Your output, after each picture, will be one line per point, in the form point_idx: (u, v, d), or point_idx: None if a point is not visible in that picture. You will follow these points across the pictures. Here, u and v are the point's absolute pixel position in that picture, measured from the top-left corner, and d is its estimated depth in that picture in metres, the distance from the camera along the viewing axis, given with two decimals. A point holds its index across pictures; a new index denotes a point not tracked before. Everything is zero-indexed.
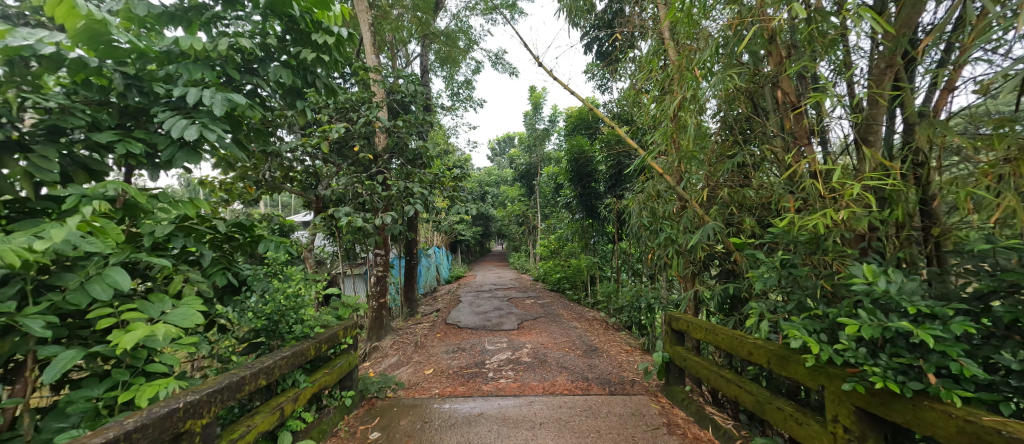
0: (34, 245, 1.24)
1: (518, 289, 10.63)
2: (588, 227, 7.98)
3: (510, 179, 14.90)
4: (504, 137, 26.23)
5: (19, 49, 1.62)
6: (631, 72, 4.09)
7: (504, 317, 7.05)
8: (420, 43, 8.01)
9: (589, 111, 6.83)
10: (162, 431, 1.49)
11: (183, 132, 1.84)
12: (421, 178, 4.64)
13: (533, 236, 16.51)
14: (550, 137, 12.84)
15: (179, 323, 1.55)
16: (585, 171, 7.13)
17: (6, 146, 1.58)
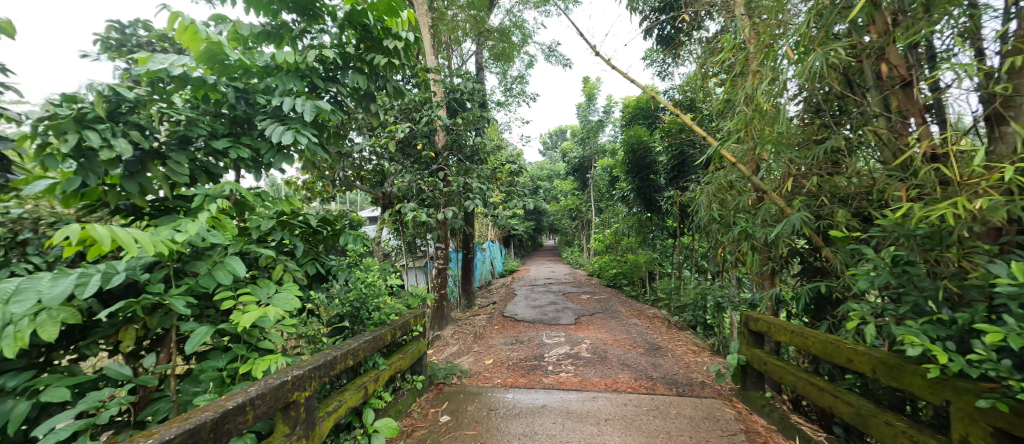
0: (176, 237, 1.47)
1: (572, 284, 10.50)
2: (647, 222, 7.63)
3: (564, 172, 14.69)
4: (555, 131, 25.69)
5: (158, 70, 1.92)
6: (696, 55, 3.80)
7: (561, 311, 7.03)
8: (475, 41, 8.13)
9: (647, 100, 6.48)
10: (277, 399, 1.70)
11: (281, 137, 2.07)
12: (479, 174, 4.75)
13: (587, 231, 16.13)
14: (605, 128, 12.41)
15: (284, 306, 1.76)
16: (644, 163, 6.81)
17: (150, 155, 1.88)
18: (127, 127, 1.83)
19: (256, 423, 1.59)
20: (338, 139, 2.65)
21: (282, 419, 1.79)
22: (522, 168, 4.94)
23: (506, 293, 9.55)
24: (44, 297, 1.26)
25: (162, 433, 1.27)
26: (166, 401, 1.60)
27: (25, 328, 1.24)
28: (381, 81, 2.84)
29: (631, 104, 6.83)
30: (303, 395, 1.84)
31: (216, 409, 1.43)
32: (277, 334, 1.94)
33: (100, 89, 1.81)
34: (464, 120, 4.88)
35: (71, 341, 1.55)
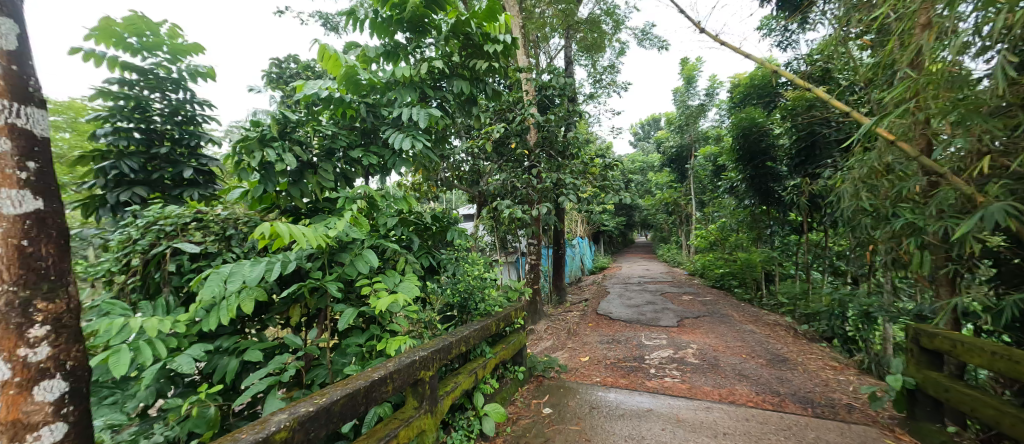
0: (329, 232, 1.76)
1: (671, 283, 9.78)
2: (762, 215, 6.80)
3: (660, 163, 13.70)
4: (648, 120, 23.95)
5: (312, 94, 2.30)
6: (830, 18, 3.21)
7: (660, 312, 6.59)
8: (563, 34, 7.99)
9: (764, 75, 5.65)
10: (410, 376, 1.91)
11: (401, 143, 2.32)
12: (571, 169, 4.70)
13: (687, 226, 14.86)
14: (706, 113, 11.15)
15: (409, 293, 1.98)
16: (758, 148, 5.97)
17: (306, 165, 2.28)
18: (291, 143, 2.23)
19: (393, 394, 1.81)
20: (445, 142, 2.88)
21: (411, 395, 2.00)
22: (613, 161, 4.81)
23: (598, 290, 9.26)
24: (245, 280, 1.63)
25: (328, 395, 1.51)
26: (322, 368, 1.95)
27: (232, 302, 1.68)
28: (480, 85, 2.99)
29: (743, 83, 6.04)
30: (428, 374, 2.04)
31: (366, 378, 1.66)
32: (403, 318, 2.20)
33: (273, 114, 2.23)
34: (556, 116, 4.86)
35: (260, 315, 1.99)
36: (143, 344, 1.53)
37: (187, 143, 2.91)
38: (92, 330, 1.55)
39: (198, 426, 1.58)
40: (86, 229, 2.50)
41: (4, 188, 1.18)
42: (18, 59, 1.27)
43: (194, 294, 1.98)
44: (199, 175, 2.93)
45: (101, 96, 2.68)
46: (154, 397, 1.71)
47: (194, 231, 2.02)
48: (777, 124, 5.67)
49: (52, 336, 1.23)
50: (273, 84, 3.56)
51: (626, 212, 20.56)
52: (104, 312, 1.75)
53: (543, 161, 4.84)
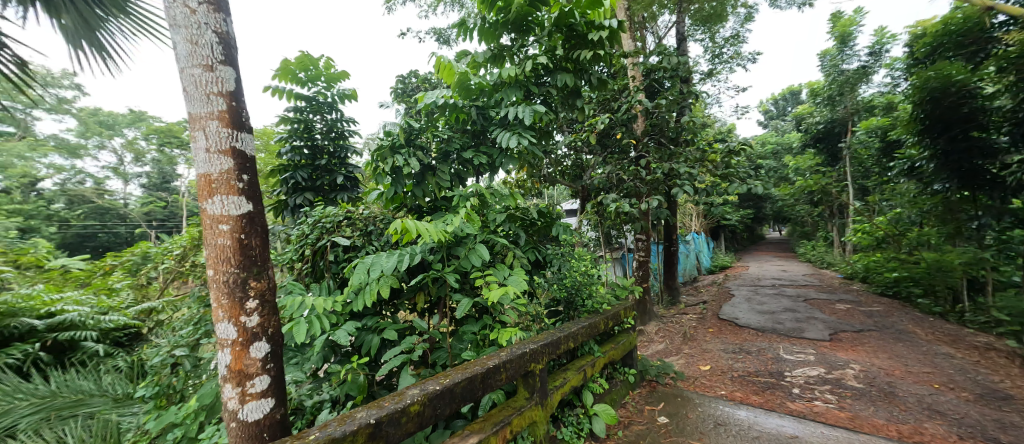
0: (448, 228, 1.95)
1: (817, 287, 8.37)
2: (964, 203, 5.22)
3: (799, 144, 11.76)
4: (782, 94, 20.64)
5: (431, 104, 2.52)
6: None
7: (804, 321, 5.70)
8: (675, 9, 7.36)
9: (967, 18, 4.58)
10: (522, 367, 1.98)
11: (509, 141, 2.43)
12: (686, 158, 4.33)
13: (836, 218, 12.52)
14: (873, 77, 9.02)
15: (519, 285, 2.08)
16: (958, 115, 4.82)
17: (427, 168, 2.53)
18: (415, 148, 2.50)
19: (507, 383, 1.91)
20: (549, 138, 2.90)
21: (523, 385, 2.08)
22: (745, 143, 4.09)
23: (719, 291, 8.43)
24: (383, 269, 1.90)
25: (451, 377, 1.66)
26: (444, 351, 2.18)
27: (373, 288, 1.97)
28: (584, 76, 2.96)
29: (932, 32, 4.97)
30: (538, 366, 2.10)
31: (483, 365, 1.79)
32: (513, 311, 2.31)
33: (401, 124, 2.52)
34: (667, 100, 4.55)
35: (394, 299, 2.31)
36: (313, 318, 1.92)
37: (339, 155, 3.49)
38: (282, 305, 1.99)
39: (352, 389, 1.93)
40: (274, 226, 3.21)
41: (230, 196, 1.62)
42: (236, 96, 1.70)
43: (346, 280, 2.39)
44: (346, 181, 3.52)
45: (282, 122, 3.35)
46: (321, 361, 2.13)
47: (345, 228, 2.43)
48: (988, 80, 4.51)
49: (259, 306, 1.65)
50: (400, 98, 4.04)
51: (752, 203, 18.17)
52: (287, 291, 2.23)
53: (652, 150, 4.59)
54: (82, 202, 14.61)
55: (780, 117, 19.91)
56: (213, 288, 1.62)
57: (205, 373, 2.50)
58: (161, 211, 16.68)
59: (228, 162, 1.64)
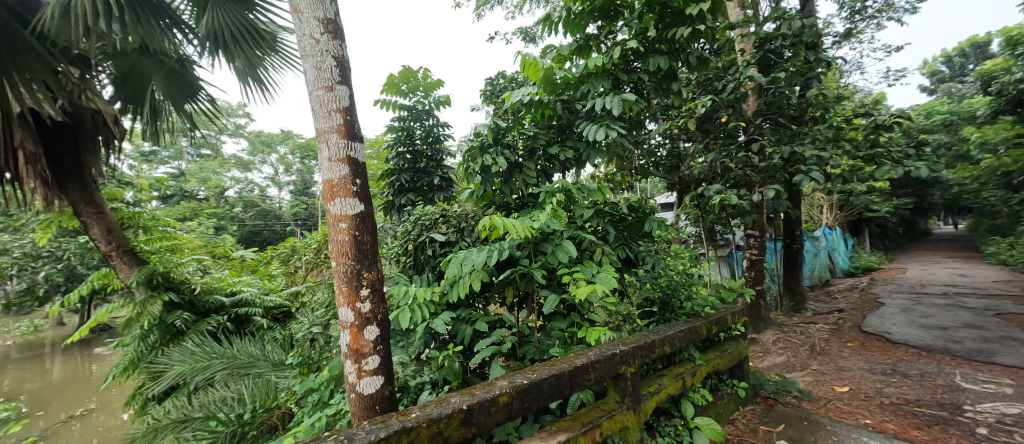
0: (534, 224, 1.99)
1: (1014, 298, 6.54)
2: None
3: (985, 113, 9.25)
4: None
5: (517, 102, 2.56)
6: None
7: (992, 344, 4.52)
8: None
9: None
10: (612, 369, 1.92)
11: (596, 134, 2.37)
12: (815, 138, 3.55)
13: None
14: None
15: (607, 283, 2.02)
16: None
17: (514, 165, 2.61)
18: (502, 147, 2.60)
19: (597, 383, 1.87)
20: (641, 127, 2.75)
21: (614, 387, 2.02)
22: (905, 114, 3.10)
23: (862, 300, 7.11)
24: (474, 264, 2.02)
25: (538, 373, 1.69)
26: (533, 346, 2.24)
27: (466, 281, 2.11)
28: (681, 56, 2.78)
29: None
30: (630, 369, 2.01)
31: (570, 363, 1.78)
32: (602, 309, 2.27)
33: (489, 124, 2.63)
34: (787, 74, 3.87)
35: (485, 292, 2.44)
36: (415, 307, 2.12)
37: (436, 158, 3.77)
38: (390, 294, 2.24)
39: (448, 375, 2.09)
40: (384, 224, 3.58)
41: (347, 197, 1.86)
42: (350, 110, 1.94)
43: (443, 273, 2.58)
44: (442, 181, 3.79)
45: (389, 131, 3.74)
46: (423, 346, 2.35)
47: (441, 225, 2.63)
48: None
49: (371, 293, 1.87)
50: (489, 99, 4.20)
51: (912, 190, 14.80)
52: (395, 282, 2.51)
53: (767, 132, 4.05)
54: (251, 205, 18.50)
55: (956, 76, 13.88)
56: (336, 277, 1.88)
57: (334, 349, 2.95)
58: (303, 211, 19.74)
59: (345, 169, 1.88)
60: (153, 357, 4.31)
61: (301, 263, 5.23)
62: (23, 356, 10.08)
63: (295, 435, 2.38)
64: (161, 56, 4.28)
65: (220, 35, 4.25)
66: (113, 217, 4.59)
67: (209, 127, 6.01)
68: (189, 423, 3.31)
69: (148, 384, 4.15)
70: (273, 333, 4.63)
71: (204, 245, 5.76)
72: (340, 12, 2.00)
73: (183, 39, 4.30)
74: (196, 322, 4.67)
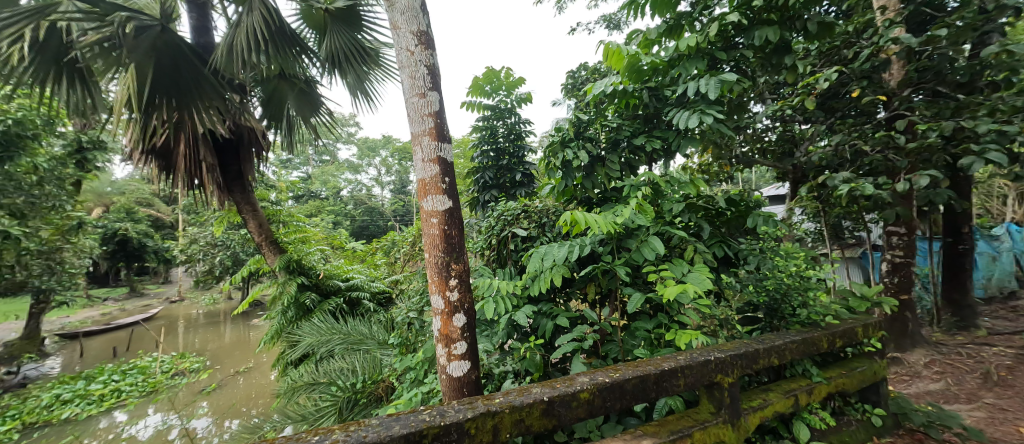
0: (617, 219, 1.94)
1: None
2: None
3: None
4: None
5: (599, 93, 2.48)
6: None
7: None
8: None
9: None
10: (704, 375, 1.72)
11: (688, 122, 2.20)
12: (993, 109, 2.76)
13: None
14: None
15: (699, 284, 1.89)
16: None
17: (597, 159, 2.56)
18: (584, 141, 2.56)
19: (688, 391, 1.72)
20: (743, 112, 2.48)
21: (707, 395, 1.79)
22: None
23: None
24: (555, 259, 2.03)
25: (622, 373, 1.64)
26: (616, 345, 2.19)
27: (547, 276, 2.14)
28: (797, 24, 2.45)
29: None
30: (728, 379, 1.77)
31: (657, 365, 1.69)
32: (693, 312, 2.13)
33: (570, 118, 2.62)
34: (949, 30, 3.08)
35: (566, 288, 2.45)
36: (498, 298, 2.21)
37: (518, 155, 3.86)
38: (476, 286, 2.37)
39: (530, 366, 2.16)
40: (469, 219, 3.75)
41: (437, 195, 2.00)
42: (440, 114, 2.08)
43: (525, 267, 2.65)
44: (524, 177, 3.87)
45: (475, 130, 3.88)
46: (506, 337, 2.44)
47: (523, 220, 2.70)
48: None
49: (459, 283, 2.00)
50: (570, 93, 4.17)
51: None
52: (480, 274, 2.64)
53: (916, 106, 3.23)
54: (360, 202, 20.77)
55: None
56: (428, 268, 2.03)
57: (427, 333, 3.21)
58: (401, 208, 21.50)
59: (435, 168, 2.02)
60: (290, 329, 5.08)
61: (401, 254, 5.74)
62: (206, 321, 12.80)
63: (397, 406, 2.61)
64: (294, 80, 5.16)
65: (336, 58, 4.90)
66: (264, 216, 5.44)
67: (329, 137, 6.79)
68: (315, 386, 3.87)
69: (288, 351, 4.96)
70: (378, 315, 5.16)
71: (326, 236, 6.59)
72: (430, 23, 2.14)
73: (308, 62, 4.96)
74: (320, 302, 5.42)
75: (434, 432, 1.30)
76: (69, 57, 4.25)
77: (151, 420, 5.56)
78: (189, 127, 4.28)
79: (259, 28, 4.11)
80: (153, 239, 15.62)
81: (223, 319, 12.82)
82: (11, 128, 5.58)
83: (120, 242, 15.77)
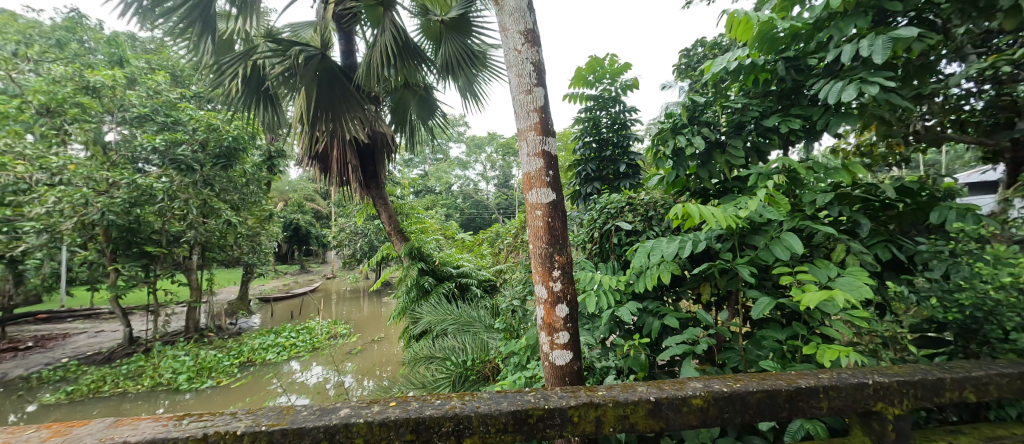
0: (740, 213, 1.70)
1: None
2: None
3: None
4: None
5: (719, 71, 2.18)
6: None
7: None
8: None
9: None
10: (856, 401, 1.37)
11: (839, 95, 1.80)
12: None
13: None
14: None
15: (850, 292, 1.55)
16: None
17: (716, 144, 2.29)
18: (700, 126, 2.31)
19: (832, 417, 1.39)
20: (927, 75, 1.94)
21: (862, 427, 1.42)
22: None
23: None
24: (663, 255, 1.87)
25: (744, 383, 1.40)
26: (736, 353, 1.94)
27: (654, 272, 1.99)
28: None
29: None
30: (895, 411, 1.36)
31: (789, 380, 1.40)
32: (842, 324, 1.76)
33: (683, 102, 2.39)
34: None
35: (675, 286, 2.26)
36: (600, 292, 2.14)
37: (621, 145, 3.68)
38: (577, 278, 2.32)
39: (634, 365, 2.05)
40: (571, 211, 3.70)
41: (541, 187, 2.00)
42: (544, 109, 2.06)
43: (629, 262, 2.51)
44: (629, 168, 3.68)
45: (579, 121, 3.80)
46: (608, 333, 2.33)
47: (627, 213, 2.58)
48: None
49: (562, 275, 1.98)
50: (683, 74, 3.81)
51: None
52: (581, 267, 2.58)
53: None
54: (469, 196, 22.15)
55: None
56: (533, 258, 2.05)
57: (530, 321, 3.29)
58: (505, 201, 22.23)
59: (539, 162, 2.02)
60: (413, 308, 5.64)
61: (505, 244, 5.91)
62: (351, 295, 15.11)
63: (503, 386, 2.73)
64: (416, 88, 5.70)
65: (450, 64, 5.24)
66: (393, 209, 6.09)
67: (443, 137, 7.35)
68: (433, 359, 4.27)
69: (411, 327, 5.57)
70: (484, 301, 5.43)
71: (440, 226, 7.12)
72: (536, 20, 2.13)
73: (426, 71, 5.39)
74: (436, 285, 5.91)
75: (538, 414, 1.28)
76: (262, 86, 5.29)
77: (316, 371, 6.82)
78: (340, 135, 4.99)
79: (389, 44, 4.62)
80: (313, 227, 19.03)
81: (363, 295, 14.94)
82: (231, 143, 7.70)
83: (293, 230, 19.53)
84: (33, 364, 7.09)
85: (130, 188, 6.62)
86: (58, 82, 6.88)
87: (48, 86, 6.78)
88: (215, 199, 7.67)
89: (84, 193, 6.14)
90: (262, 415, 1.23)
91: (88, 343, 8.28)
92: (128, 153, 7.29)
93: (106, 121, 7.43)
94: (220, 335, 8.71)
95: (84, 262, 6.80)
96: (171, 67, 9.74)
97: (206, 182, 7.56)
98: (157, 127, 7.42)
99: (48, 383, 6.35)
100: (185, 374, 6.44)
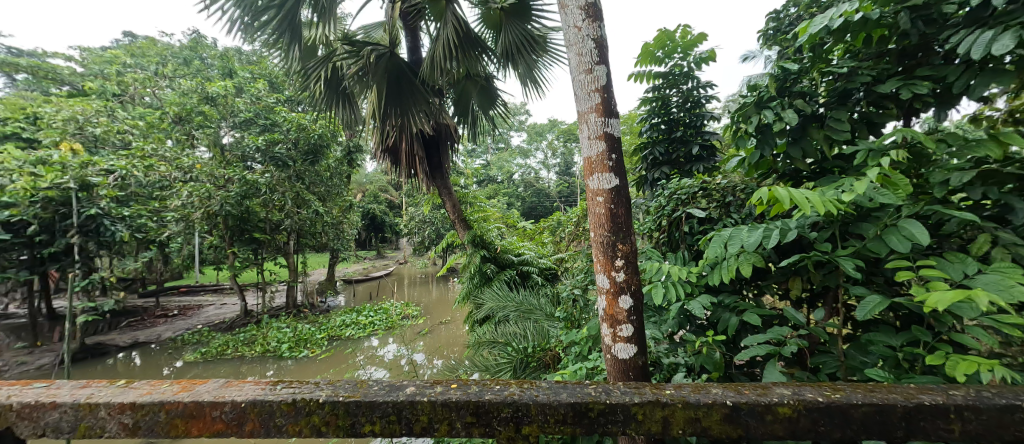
0: (844, 197, 1.46)
1: None
2: None
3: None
4: None
5: (819, 32, 1.88)
6: None
7: None
8: None
9: None
10: (1003, 426, 1.10)
11: (987, 48, 1.46)
12: None
13: None
14: None
15: (995, 293, 1.27)
16: None
17: (811, 118, 2.00)
18: (792, 97, 2.03)
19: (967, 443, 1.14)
20: None
21: None
22: None
23: None
24: (743, 244, 1.67)
25: (846, 394, 1.19)
26: (833, 358, 1.70)
27: (733, 264, 1.80)
28: None
29: None
30: None
31: (907, 396, 1.17)
32: (981, 331, 1.44)
33: (773, 71, 2.10)
34: None
35: (758, 280, 2.04)
36: (668, 284, 1.98)
37: (695, 124, 3.39)
38: (643, 268, 2.17)
39: (706, 363, 1.88)
40: (636, 198, 3.50)
41: (603, 173, 1.88)
42: (606, 88, 1.92)
43: (702, 252, 2.30)
44: (703, 150, 3.38)
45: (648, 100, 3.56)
46: (677, 327, 2.15)
47: (701, 199, 2.37)
48: None
49: (625, 264, 1.85)
50: (771, 41, 3.38)
51: None
52: (648, 257, 2.41)
53: None
54: (532, 185, 22.21)
55: None
56: (594, 248, 1.95)
57: (593, 312, 3.19)
58: (568, 189, 21.92)
59: (601, 145, 1.89)
60: (476, 293, 5.77)
61: (567, 232, 5.78)
62: (421, 280, 15.93)
63: (563, 375, 2.68)
64: (478, 79, 5.72)
65: (511, 52, 5.16)
66: (457, 198, 6.19)
67: (504, 126, 7.34)
68: (496, 343, 4.33)
69: (475, 311, 5.70)
70: (546, 289, 5.39)
71: (502, 215, 7.16)
72: None
73: (488, 60, 5.37)
74: (498, 272, 5.97)
75: (599, 408, 1.20)
76: (340, 86, 5.64)
77: (392, 348, 7.28)
78: (407, 129, 5.16)
79: (450, 37, 4.65)
80: (388, 216, 20.28)
81: (432, 280, 15.66)
82: (317, 140, 8.38)
83: (370, 218, 20.96)
84: (177, 328, 8.39)
85: (241, 182, 7.55)
86: (187, 94, 8.38)
87: (180, 98, 8.25)
88: (306, 190, 8.42)
89: (208, 187, 7.15)
90: (340, 386, 1.27)
91: (216, 313, 9.60)
92: (237, 152, 8.20)
93: (222, 126, 8.58)
94: (312, 311, 9.65)
95: (210, 245, 7.90)
96: (269, 74, 10.84)
97: (297, 176, 8.34)
98: (260, 129, 8.43)
99: (189, 344, 7.47)
100: (287, 343, 7.22)
